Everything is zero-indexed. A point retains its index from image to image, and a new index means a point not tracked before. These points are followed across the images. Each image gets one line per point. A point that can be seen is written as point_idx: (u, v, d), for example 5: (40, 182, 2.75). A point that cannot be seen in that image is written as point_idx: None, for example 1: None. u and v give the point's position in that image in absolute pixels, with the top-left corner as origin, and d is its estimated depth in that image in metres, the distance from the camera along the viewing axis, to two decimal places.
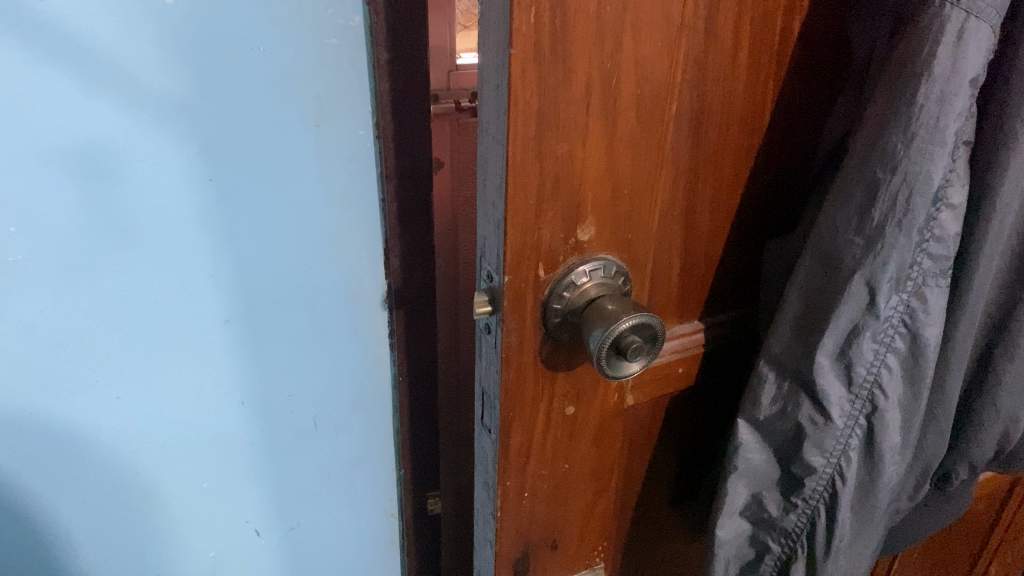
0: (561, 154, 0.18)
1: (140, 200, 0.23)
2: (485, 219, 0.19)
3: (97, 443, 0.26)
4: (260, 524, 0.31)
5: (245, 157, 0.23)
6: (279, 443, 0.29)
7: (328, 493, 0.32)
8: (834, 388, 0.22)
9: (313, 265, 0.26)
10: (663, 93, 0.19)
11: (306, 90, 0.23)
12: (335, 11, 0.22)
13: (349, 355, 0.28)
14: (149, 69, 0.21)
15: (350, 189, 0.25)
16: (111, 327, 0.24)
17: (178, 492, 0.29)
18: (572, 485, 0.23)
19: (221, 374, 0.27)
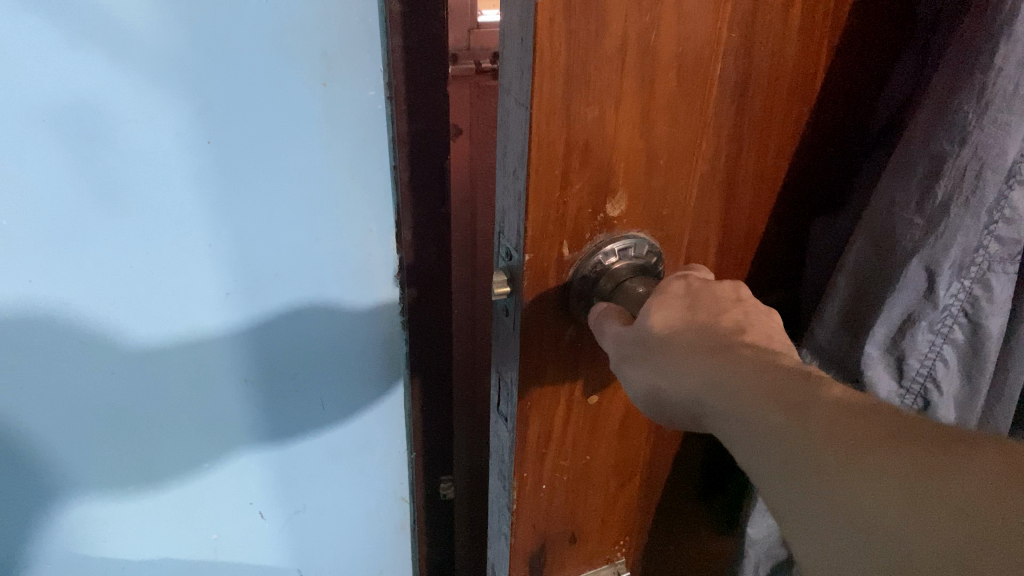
0: (591, 118, 0.16)
1: (131, 166, 0.21)
2: (504, 190, 0.17)
3: (95, 418, 0.25)
4: (268, 505, 0.30)
5: (243, 119, 0.21)
6: (284, 420, 0.28)
7: (335, 474, 0.30)
8: (885, 382, 0.21)
9: (319, 236, 0.24)
10: (707, 56, 0.17)
11: (312, 44, 0.21)
12: None
13: (355, 330, 0.27)
14: (143, 22, 0.19)
15: (358, 155, 0.23)
16: (101, 299, 0.23)
17: (182, 471, 0.28)
18: (594, 477, 0.21)
19: (219, 350, 0.25)
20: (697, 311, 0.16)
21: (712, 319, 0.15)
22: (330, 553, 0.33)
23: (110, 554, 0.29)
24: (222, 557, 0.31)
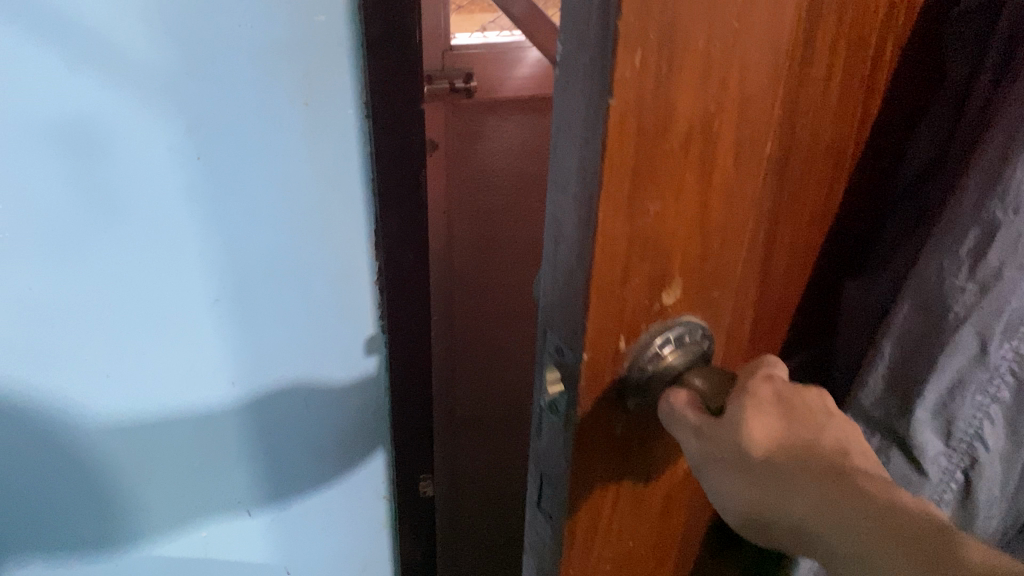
0: (652, 212, 0.15)
1: (116, 183, 0.20)
2: (555, 285, 0.16)
3: (77, 456, 0.24)
4: (269, 530, 0.29)
5: (228, 139, 0.21)
6: (274, 450, 0.27)
7: (324, 513, 0.29)
8: (933, 444, 0.20)
9: (305, 261, 0.23)
10: (760, 134, 0.16)
11: (298, 65, 0.20)
12: None
13: (349, 352, 0.26)
14: (129, 46, 0.19)
15: (345, 178, 0.22)
16: (85, 322, 0.22)
17: (166, 512, 0.27)
18: (638, 560, 0.21)
19: (208, 378, 0.24)
20: (797, 422, 0.16)
21: (811, 435, 0.16)
22: None
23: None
24: None
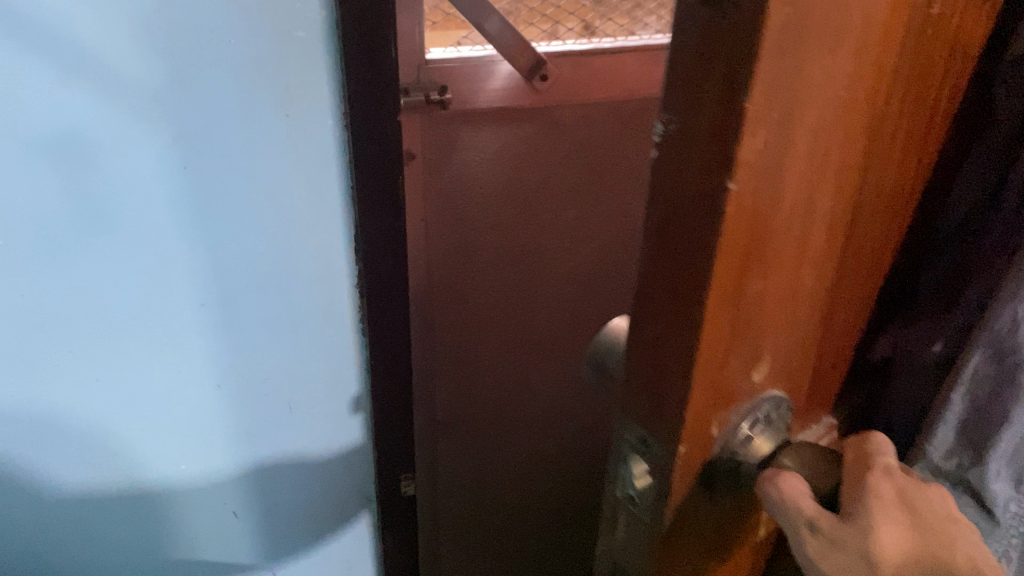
0: (756, 278, 0.21)
1: (115, 183, 0.39)
2: (652, 349, 0.23)
3: (91, 371, 0.45)
4: (223, 391, 0.48)
5: (207, 157, 0.39)
6: (243, 378, 0.48)
7: (285, 427, 0.51)
8: (1004, 484, 0.29)
9: (270, 255, 0.43)
10: (829, 209, 0.22)
11: (279, 79, 0.38)
12: (302, 8, 0.36)
13: (309, 306, 0.46)
14: (132, 74, 0.36)
15: (319, 169, 0.41)
16: (101, 272, 0.41)
17: (161, 426, 0.48)
18: (708, 533, 0.29)
19: (198, 332, 0.45)
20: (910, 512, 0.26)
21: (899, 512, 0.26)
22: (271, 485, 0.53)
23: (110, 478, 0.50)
24: (182, 484, 0.52)
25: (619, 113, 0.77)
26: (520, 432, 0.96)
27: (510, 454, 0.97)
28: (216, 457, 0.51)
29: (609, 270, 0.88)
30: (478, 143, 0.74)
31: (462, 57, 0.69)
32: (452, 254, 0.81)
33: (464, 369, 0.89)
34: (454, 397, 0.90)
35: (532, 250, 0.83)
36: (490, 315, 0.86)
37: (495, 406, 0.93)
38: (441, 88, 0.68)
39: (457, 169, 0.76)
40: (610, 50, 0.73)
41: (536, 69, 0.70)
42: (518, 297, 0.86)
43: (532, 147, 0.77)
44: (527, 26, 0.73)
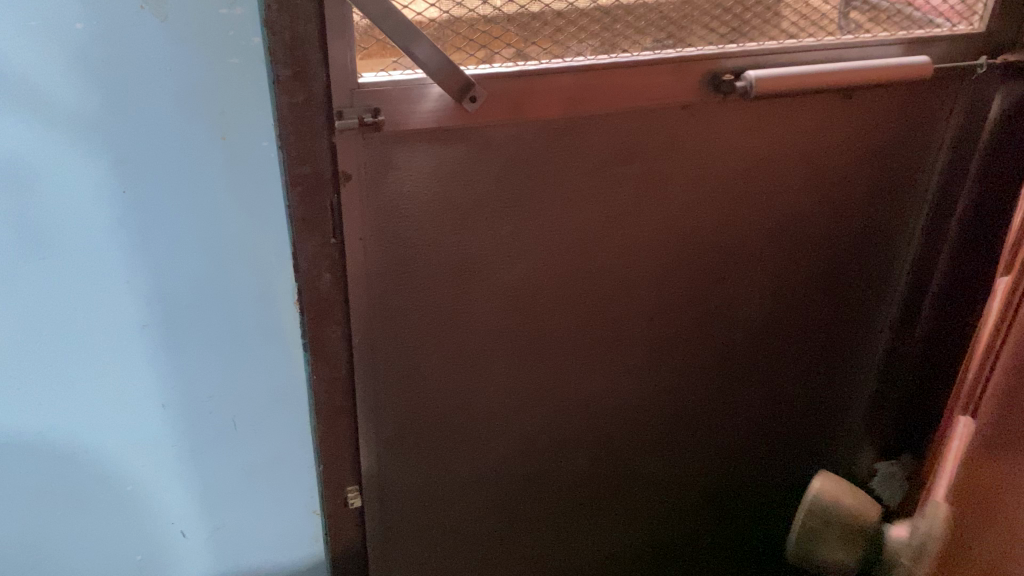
0: None
1: (71, 172, 0.61)
2: None
3: (58, 300, 0.65)
4: (150, 330, 0.69)
5: (147, 156, 0.62)
6: (177, 325, 0.70)
7: (214, 375, 0.74)
8: None
9: (195, 233, 0.67)
10: None
11: (199, 94, 0.62)
12: (231, 35, 0.61)
13: (230, 271, 0.69)
14: (83, 86, 0.58)
15: (229, 170, 0.65)
16: (69, 243, 0.63)
17: (115, 361, 0.70)
18: None
19: (144, 293, 0.68)
20: None
21: None
22: (206, 427, 0.76)
23: (73, 410, 0.71)
24: (132, 423, 0.73)
25: (546, 130, 0.81)
26: (461, 445, 0.98)
27: (451, 463, 0.99)
28: (147, 398, 0.72)
29: (543, 284, 0.90)
30: (413, 164, 0.76)
31: (391, 82, 0.70)
32: (391, 277, 0.81)
33: (406, 387, 0.90)
34: (397, 414, 0.92)
35: (469, 264, 0.86)
36: (430, 331, 0.88)
37: (437, 420, 0.95)
38: (371, 110, 0.70)
39: (392, 193, 0.77)
40: (534, 73, 0.76)
41: (465, 91, 0.72)
42: (457, 310, 0.88)
43: (464, 166, 0.79)
44: (456, 52, 0.75)
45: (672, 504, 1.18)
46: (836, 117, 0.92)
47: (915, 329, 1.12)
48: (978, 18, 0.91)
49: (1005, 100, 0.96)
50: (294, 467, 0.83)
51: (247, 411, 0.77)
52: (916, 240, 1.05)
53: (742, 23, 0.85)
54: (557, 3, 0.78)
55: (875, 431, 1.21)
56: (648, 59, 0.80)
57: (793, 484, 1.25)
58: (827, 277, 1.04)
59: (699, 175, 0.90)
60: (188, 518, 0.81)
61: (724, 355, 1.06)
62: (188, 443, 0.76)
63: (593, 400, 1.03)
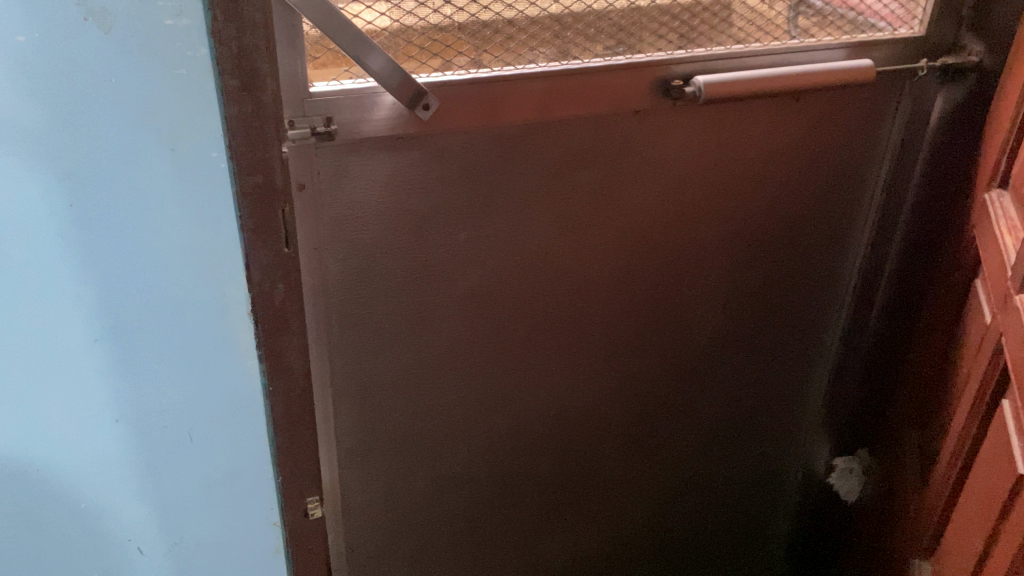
0: None
1: (14, 189, 0.60)
2: None
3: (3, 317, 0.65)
4: (102, 347, 0.69)
5: (94, 171, 0.62)
6: (129, 341, 0.69)
7: (169, 390, 0.73)
8: None
9: (148, 249, 0.66)
10: None
11: (149, 109, 0.61)
12: (183, 49, 0.60)
13: (185, 286, 0.69)
14: (24, 103, 0.58)
15: (181, 185, 0.64)
16: (15, 261, 0.63)
17: (65, 379, 0.69)
18: None
19: (94, 308, 0.67)
20: None
21: None
22: (162, 442, 0.75)
23: (23, 427, 0.70)
24: (85, 440, 0.73)
25: (499, 137, 0.82)
26: (422, 452, 0.98)
27: (413, 470, 0.99)
28: (98, 415, 0.72)
29: (500, 289, 0.91)
30: (366, 170, 0.77)
31: (342, 90, 0.72)
32: (346, 281, 0.82)
33: (365, 394, 0.91)
34: (356, 421, 0.92)
35: (426, 271, 0.86)
36: (388, 338, 0.88)
37: (397, 427, 0.95)
38: (325, 119, 0.72)
39: (345, 198, 0.78)
40: (486, 80, 0.77)
41: (417, 99, 0.72)
42: (415, 316, 0.88)
43: (417, 173, 0.80)
44: (406, 60, 0.75)
45: (636, 504, 1.19)
46: (784, 120, 0.94)
47: (865, 325, 1.15)
48: (918, 22, 0.94)
49: (947, 101, 0.98)
50: (252, 482, 0.81)
51: (202, 424, 0.76)
52: (865, 240, 1.08)
53: (691, 29, 0.86)
54: (508, 11, 0.78)
55: (831, 426, 1.24)
56: (598, 66, 0.81)
57: (752, 480, 1.27)
58: (780, 276, 1.06)
59: (653, 178, 0.92)
60: (144, 532, 0.80)
61: (681, 356, 1.07)
62: (143, 456, 0.75)
63: (554, 404, 1.03)
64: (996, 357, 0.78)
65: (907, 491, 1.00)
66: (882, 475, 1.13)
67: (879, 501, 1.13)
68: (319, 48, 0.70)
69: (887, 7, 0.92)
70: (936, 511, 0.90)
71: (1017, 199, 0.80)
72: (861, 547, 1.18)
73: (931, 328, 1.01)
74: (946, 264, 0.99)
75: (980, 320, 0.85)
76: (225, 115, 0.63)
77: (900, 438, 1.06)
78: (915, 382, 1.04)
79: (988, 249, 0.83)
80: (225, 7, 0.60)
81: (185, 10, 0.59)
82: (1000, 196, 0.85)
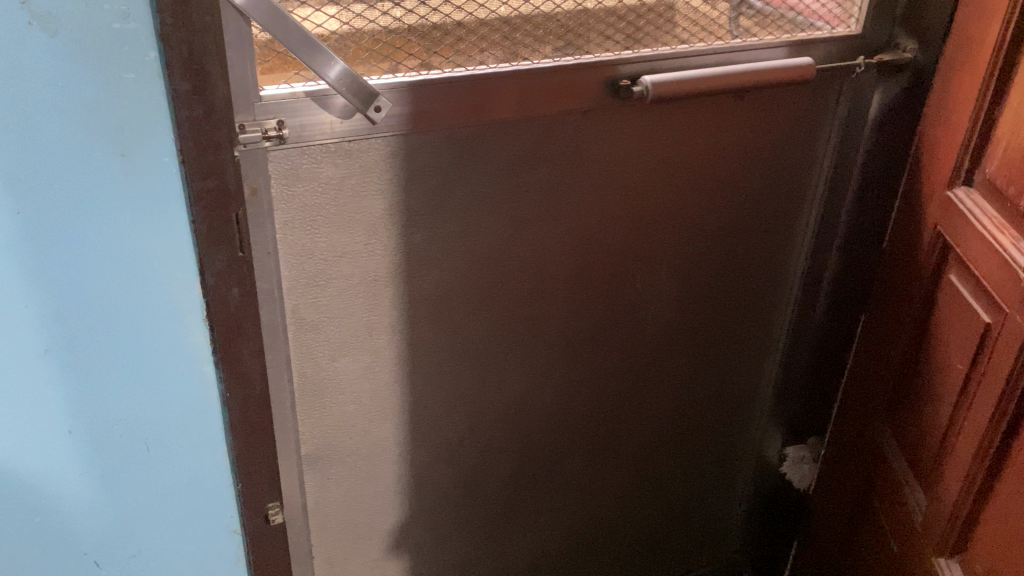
0: None
1: None
2: None
3: None
4: (53, 356, 0.67)
5: (41, 178, 0.60)
6: (81, 350, 0.68)
7: (123, 398, 0.72)
8: None
9: (99, 255, 0.65)
10: None
11: (98, 114, 0.60)
12: (132, 53, 0.59)
13: (139, 292, 0.68)
14: None
15: (133, 190, 0.64)
16: None
17: (15, 391, 0.67)
18: None
19: (44, 318, 0.65)
20: None
21: None
22: (119, 452, 0.74)
23: None
24: (38, 453, 0.71)
25: (452, 139, 0.82)
26: (382, 455, 0.98)
27: (373, 475, 0.99)
28: (51, 426, 0.70)
29: (456, 291, 0.92)
30: (320, 175, 0.77)
31: (294, 93, 0.71)
32: (300, 286, 0.82)
33: (323, 398, 0.90)
34: (315, 425, 0.92)
35: (382, 275, 0.86)
36: (345, 342, 0.88)
37: (356, 432, 0.95)
38: (277, 122, 0.72)
39: (298, 202, 0.78)
40: (437, 81, 0.78)
41: (368, 101, 0.72)
42: (372, 320, 0.88)
43: (370, 177, 0.80)
44: (356, 63, 0.76)
45: (596, 500, 1.21)
46: (729, 116, 0.96)
47: (812, 318, 1.17)
48: (855, 20, 0.97)
49: (884, 96, 1.02)
50: (211, 490, 0.81)
51: (159, 433, 0.75)
52: (810, 234, 1.10)
53: (636, 29, 0.89)
54: (457, 14, 0.79)
55: (782, 417, 1.26)
56: (546, 67, 0.83)
57: (705, 472, 1.29)
58: (729, 269, 1.09)
59: (603, 176, 0.93)
60: (100, 545, 0.79)
61: (635, 351, 1.09)
62: (97, 468, 0.74)
63: (512, 403, 1.04)
64: (998, 351, 0.80)
65: (905, 499, 0.98)
66: (846, 467, 1.14)
67: (846, 492, 1.14)
68: (267, 52, 0.70)
69: (825, 7, 0.96)
70: (958, 519, 0.86)
71: (1001, 198, 0.81)
72: (827, 537, 1.20)
73: (888, 321, 1.03)
74: (897, 255, 1.01)
75: (964, 315, 0.87)
76: (176, 119, 0.63)
77: (880, 439, 1.06)
78: (878, 376, 1.05)
79: (977, 254, 0.83)
80: (174, 12, 0.60)
81: (133, 14, 0.58)
82: (969, 194, 0.87)
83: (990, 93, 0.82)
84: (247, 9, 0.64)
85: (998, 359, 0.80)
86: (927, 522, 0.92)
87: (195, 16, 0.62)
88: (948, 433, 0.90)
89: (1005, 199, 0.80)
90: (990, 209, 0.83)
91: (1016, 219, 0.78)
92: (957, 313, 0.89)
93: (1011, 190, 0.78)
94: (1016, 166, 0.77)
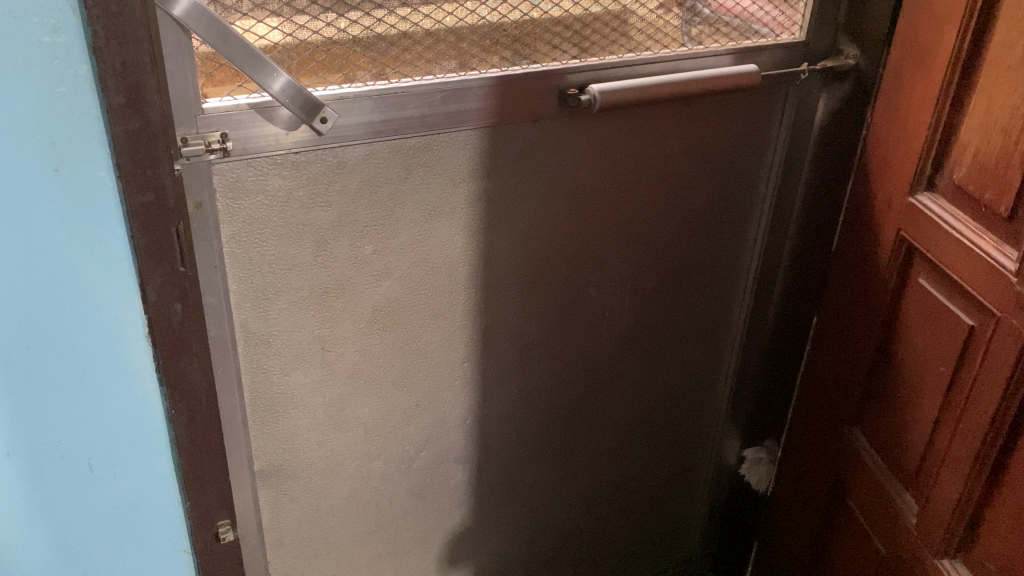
0: None
1: None
2: None
3: None
4: None
5: None
6: (19, 369, 0.67)
7: (63, 418, 0.70)
8: None
9: (37, 271, 0.64)
10: None
11: (30, 130, 0.59)
12: (66, 68, 0.59)
13: (78, 308, 0.67)
14: None
15: (69, 205, 0.63)
16: None
17: None
18: None
19: None
20: None
21: None
22: (62, 474, 0.73)
23: None
24: None
25: (401, 147, 0.82)
26: (338, 469, 0.97)
27: (330, 489, 0.98)
28: None
29: (409, 301, 0.91)
30: (266, 187, 0.76)
31: (238, 106, 0.71)
32: (249, 300, 0.81)
33: (276, 413, 0.89)
34: (267, 440, 0.90)
35: (335, 287, 0.86)
36: (298, 355, 0.87)
37: (313, 446, 0.94)
38: (220, 135, 0.71)
39: (245, 216, 0.77)
40: (384, 92, 0.77)
41: (314, 112, 0.72)
42: (325, 331, 0.88)
43: (318, 188, 0.79)
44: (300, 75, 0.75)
45: (557, 507, 1.21)
46: (679, 123, 0.97)
47: (764, 322, 1.19)
48: (798, 28, 0.99)
49: (829, 102, 1.03)
50: (158, 507, 0.80)
51: (102, 453, 0.74)
52: (760, 242, 1.11)
53: (584, 38, 0.89)
54: (403, 24, 0.79)
55: (737, 421, 1.28)
56: (495, 78, 0.83)
57: (665, 477, 1.30)
58: (682, 276, 1.10)
59: (552, 185, 0.93)
60: (45, 570, 0.77)
61: (592, 356, 1.09)
62: (39, 492, 0.72)
63: (469, 411, 1.04)
64: (985, 352, 0.81)
65: (892, 501, 0.98)
66: (812, 469, 1.14)
67: (815, 493, 1.14)
68: (207, 62, 0.69)
69: (768, 15, 0.97)
70: (962, 522, 0.85)
71: (973, 203, 0.82)
72: (795, 539, 1.20)
73: (848, 323, 1.04)
74: (851, 259, 1.02)
75: (943, 317, 0.88)
76: (111, 133, 0.63)
77: (843, 441, 1.07)
78: (843, 380, 1.06)
79: (956, 259, 0.84)
80: (107, 24, 0.59)
81: (64, 27, 0.58)
82: (935, 200, 0.88)
83: (950, 101, 0.84)
84: (186, 21, 0.65)
85: (987, 361, 0.81)
86: (923, 525, 0.91)
87: (128, 29, 0.60)
88: (937, 437, 0.90)
89: (980, 203, 0.81)
90: (963, 215, 0.84)
91: (996, 225, 0.79)
92: (934, 317, 0.89)
93: (986, 196, 0.79)
94: (991, 171, 0.79)
